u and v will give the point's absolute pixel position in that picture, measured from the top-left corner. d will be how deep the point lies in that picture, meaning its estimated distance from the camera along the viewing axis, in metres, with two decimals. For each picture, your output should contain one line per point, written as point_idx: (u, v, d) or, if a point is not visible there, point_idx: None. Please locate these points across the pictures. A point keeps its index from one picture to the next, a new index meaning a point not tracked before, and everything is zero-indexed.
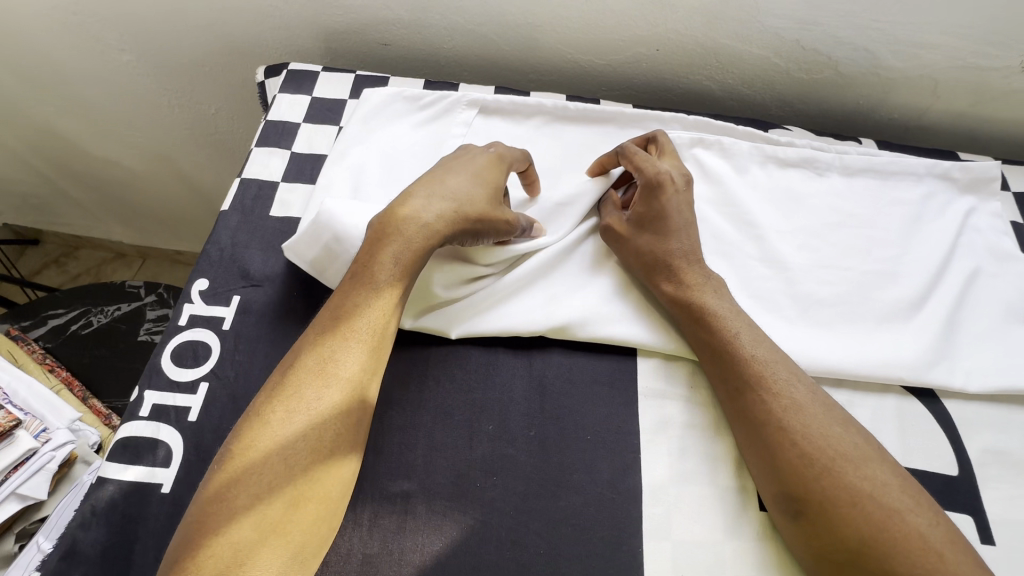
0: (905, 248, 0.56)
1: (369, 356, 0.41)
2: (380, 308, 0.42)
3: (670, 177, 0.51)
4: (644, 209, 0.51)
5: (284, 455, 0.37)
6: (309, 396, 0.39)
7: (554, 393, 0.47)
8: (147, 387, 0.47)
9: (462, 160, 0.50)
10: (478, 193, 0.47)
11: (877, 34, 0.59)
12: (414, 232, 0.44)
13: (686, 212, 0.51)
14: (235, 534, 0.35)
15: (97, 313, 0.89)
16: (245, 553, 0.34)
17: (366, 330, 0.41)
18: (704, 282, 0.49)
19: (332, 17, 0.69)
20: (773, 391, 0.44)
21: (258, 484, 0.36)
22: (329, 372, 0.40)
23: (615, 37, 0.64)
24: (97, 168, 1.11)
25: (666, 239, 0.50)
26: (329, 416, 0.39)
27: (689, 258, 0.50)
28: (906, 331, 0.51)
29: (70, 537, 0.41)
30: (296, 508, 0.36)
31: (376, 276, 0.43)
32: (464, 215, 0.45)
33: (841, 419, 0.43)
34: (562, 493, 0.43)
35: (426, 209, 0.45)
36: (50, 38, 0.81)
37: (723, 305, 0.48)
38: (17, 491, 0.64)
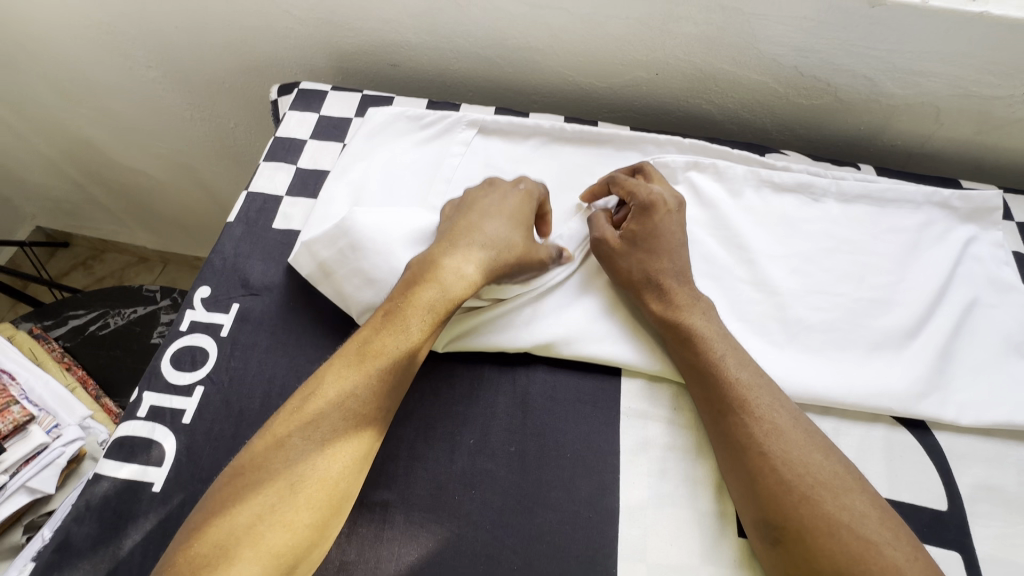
0: (901, 275, 0.55)
1: (388, 394, 0.42)
2: (404, 347, 0.43)
3: (662, 199, 0.52)
4: (637, 227, 0.51)
5: (292, 478, 0.38)
6: (325, 424, 0.40)
7: (537, 409, 0.48)
8: (146, 389, 0.49)
9: (500, 201, 0.52)
10: (518, 238, 0.50)
11: (876, 61, 0.59)
12: (452, 278, 0.46)
13: (677, 233, 0.52)
14: (225, 551, 0.36)
15: (114, 314, 0.93)
16: (229, 570, 0.35)
17: (389, 368, 0.43)
18: (693, 303, 0.49)
19: (343, 39, 0.72)
20: (756, 416, 0.43)
21: (259, 504, 0.37)
22: (348, 405, 0.41)
23: (614, 61, 0.66)
24: (123, 176, 1.17)
25: (657, 258, 0.51)
26: (342, 449, 0.40)
27: (680, 279, 0.50)
28: (899, 360, 0.51)
29: (65, 530, 0.43)
30: (290, 534, 0.37)
31: (408, 315, 0.44)
32: (504, 261, 0.49)
33: (825, 448, 0.43)
34: (538, 510, 0.44)
35: (469, 256, 0.47)
36: (83, 54, 0.86)
37: (709, 327, 0.48)
38: (27, 484, 0.67)
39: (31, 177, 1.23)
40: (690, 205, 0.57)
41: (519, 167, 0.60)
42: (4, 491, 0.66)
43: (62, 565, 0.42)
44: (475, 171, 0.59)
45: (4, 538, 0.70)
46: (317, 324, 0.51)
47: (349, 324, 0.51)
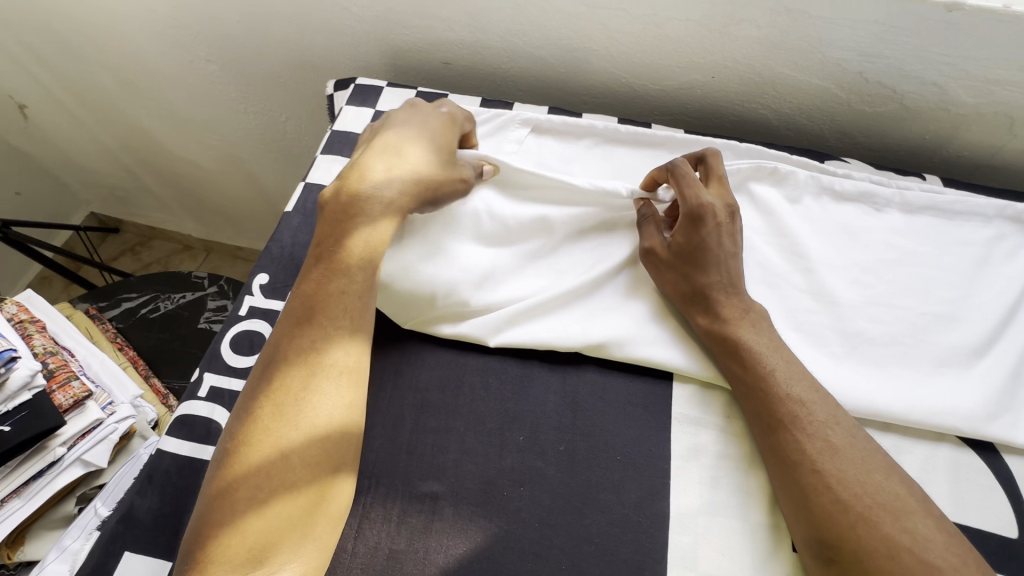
0: (969, 291, 0.53)
1: (348, 336, 0.43)
2: (353, 291, 0.44)
3: (712, 209, 0.49)
4: (683, 240, 0.50)
5: (276, 444, 0.39)
6: (291, 387, 0.41)
7: (587, 410, 0.48)
8: (207, 370, 0.50)
9: (418, 125, 0.51)
10: (435, 159, 0.49)
11: (947, 68, 0.57)
12: (377, 207, 0.46)
13: (727, 245, 0.50)
14: (241, 526, 0.37)
15: (164, 299, 0.97)
16: (252, 537, 0.37)
17: (341, 313, 0.43)
18: (744, 315, 0.48)
19: (399, 36, 0.73)
20: (809, 432, 0.42)
21: (256, 476, 0.38)
22: (311, 363, 0.42)
23: (670, 64, 0.65)
24: (175, 166, 1.21)
25: (704, 272, 0.49)
26: (315, 403, 0.40)
27: (730, 291, 0.49)
28: (966, 379, 0.49)
29: (127, 502, 0.45)
30: (307, 493, 0.39)
31: (344, 258, 0.45)
32: (421, 181, 0.48)
33: (882, 468, 0.41)
34: (587, 511, 0.43)
35: (390, 179, 0.47)
36: (147, 47, 0.89)
37: (762, 339, 0.47)
38: (82, 457, 0.71)
39: (90, 163, 1.29)
40: (747, 212, 0.56)
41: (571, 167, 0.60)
42: (62, 462, 0.69)
43: (126, 536, 0.43)
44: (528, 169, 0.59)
45: (59, 507, 0.73)
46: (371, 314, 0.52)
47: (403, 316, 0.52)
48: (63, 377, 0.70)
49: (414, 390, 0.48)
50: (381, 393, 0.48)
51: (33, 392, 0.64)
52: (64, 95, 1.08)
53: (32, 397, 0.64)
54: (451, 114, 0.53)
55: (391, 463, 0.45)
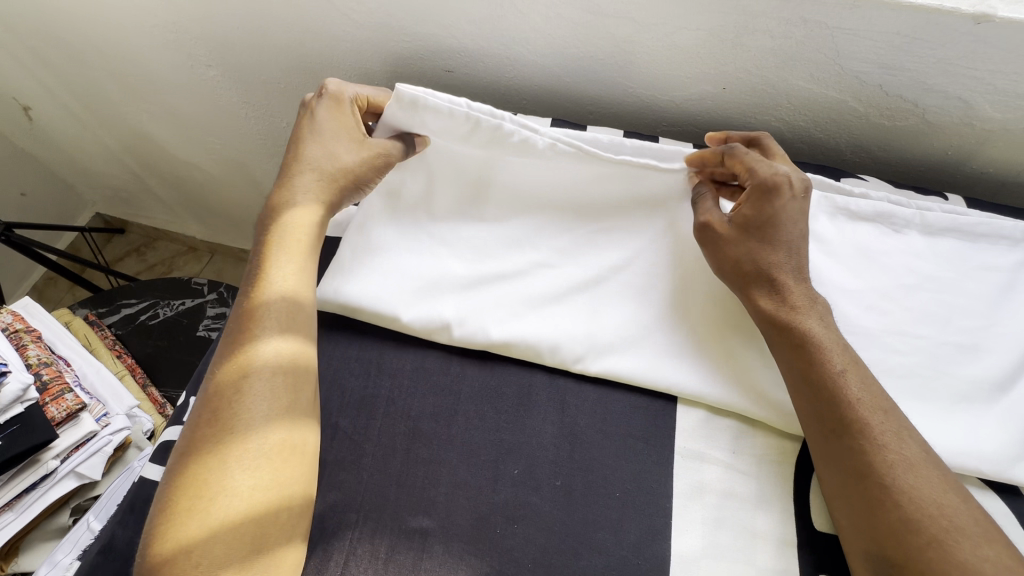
0: (994, 319, 0.50)
1: (289, 356, 0.43)
2: (291, 309, 0.45)
3: (787, 181, 0.47)
4: (752, 213, 0.48)
5: (223, 473, 0.39)
6: (236, 414, 0.40)
7: (585, 442, 0.46)
8: (195, 394, 0.48)
9: (312, 127, 0.52)
10: (341, 153, 0.51)
11: (974, 82, 0.54)
12: (298, 220, 0.49)
13: (799, 221, 0.48)
14: (188, 561, 0.36)
15: (164, 305, 0.96)
16: (201, 570, 0.36)
17: (280, 332, 0.44)
18: (812, 305, 0.46)
19: (399, 44, 0.71)
20: (882, 442, 0.40)
21: (203, 507, 0.38)
22: (254, 387, 0.41)
23: (680, 75, 0.62)
24: (178, 169, 1.20)
25: (773, 250, 0.47)
26: (262, 429, 0.40)
27: (801, 275, 0.47)
28: (988, 415, 0.46)
29: (109, 532, 0.43)
30: (256, 525, 0.38)
31: (276, 282, 0.46)
32: (334, 180, 0.51)
33: (957, 485, 0.39)
34: (583, 552, 0.41)
35: (303, 198, 0.50)
36: (147, 52, 0.88)
37: (828, 333, 0.44)
38: (75, 469, 0.70)
39: (94, 165, 1.29)
40: None
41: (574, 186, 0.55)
42: (56, 475, 0.69)
43: (102, 567, 0.42)
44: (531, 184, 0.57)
45: (53, 518, 0.74)
46: (361, 336, 0.51)
47: (397, 339, 0.50)
48: (56, 390, 0.69)
49: (405, 418, 0.46)
50: (370, 424, 0.46)
51: (25, 404, 0.64)
52: (66, 97, 1.07)
53: (24, 411, 0.64)
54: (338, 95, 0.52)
55: (380, 495, 0.43)
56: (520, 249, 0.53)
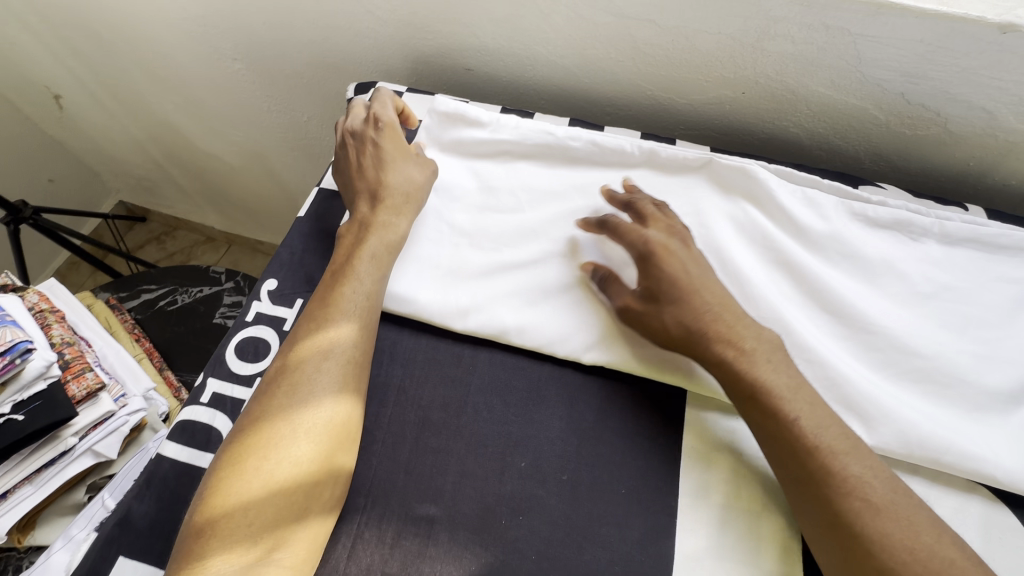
0: (1010, 331, 0.49)
1: (360, 342, 0.46)
2: (366, 300, 0.47)
3: (659, 242, 0.48)
4: (650, 283, 0.47)
5: (285, 439, 0.41)
6: (305, 386, 0.43)
7: (592, 438, 0.46)
8: (210, 375, 0.49)
9: (380, 155, 0.55)
10: (412, 169, 0.55)
11: (998, 93, 0.54)
12: (385, 227, 0.52)
13: (693, 268, 0.47)
14: (239, 517, 0.39)
15: (182, 292, 0.98)
16: (248, 530, 0.38)
17: (353, 319, 0.46)
18: (759, 345, 0.44)
19: (422, 41, 0.72)
20: (847, 490, 0.38)
21: (261, 469, 0.40)
22: (326, 363, 0.44)
23: (700, 78, 0.63)
24: (201, 160, 1.23)
25: (691, 304, 0.45)
26: (326, 404, 0.42)
27: (736, 318, 0.45)
28: (1003, 427, 0.45)
29: (124, 506, 0.44)
30: (303, 493, 0.40)
31: (359, 274, 0.49)
32: (414, 194, 0.54)
33: (928, 527, 0.37)
34: (587, 546, 0.42)
35: (398, 219, 0.53)
36: (175, 44, 0.90)
37: (780, 377, 0.42)
38: (93, 448, 0.72)
39: (120, 153, 1.32)
40: (782, 233, 0.54)
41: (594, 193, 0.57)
42: (74, 452, 0.71)
43: (119, 540, 0.43)
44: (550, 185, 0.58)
45: (70, 494, 0.76)
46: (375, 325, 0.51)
47: (411, 330, 0.51)
48: (78, 368, 0.71)
49: (416, 408, 0.47)
50: (382, 410, 0.47)
51: (47, 381, 0.66)
52: (95, 86, 1.10)
53: (46, 387, 0.66)
54: (387, 121, 0.58)
55: (389, 482, 0.44)
56: (534, 237, 0.55)
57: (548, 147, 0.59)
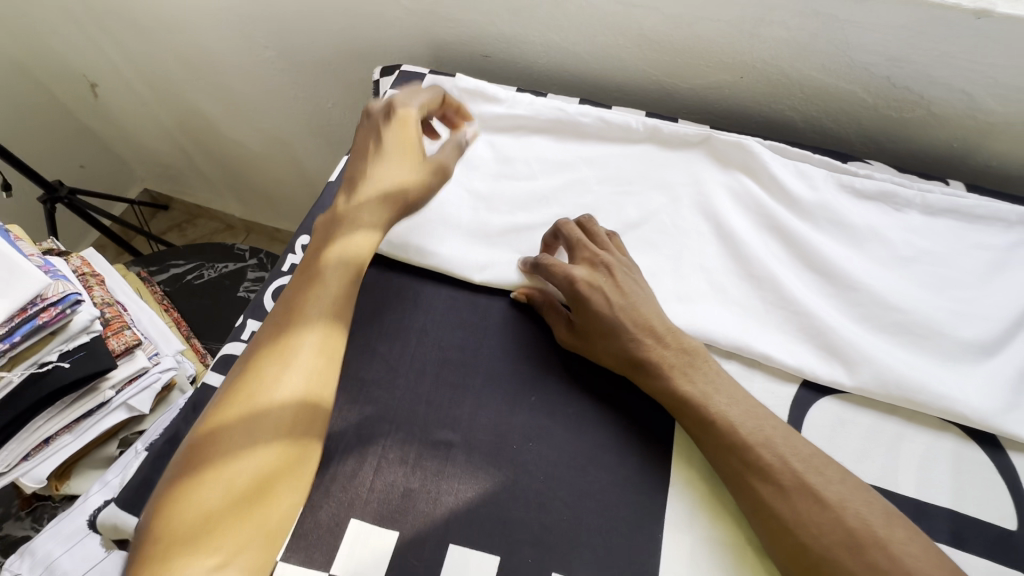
0: (984, 292, 0.53)
1: (333, 288, 0.46)
2: (347, 248, 0.47)
3: (583, 278, 0.50)
4: (584, 323, 0.49)
5: (257, 378, 0.42)
6: (281, 328, 0.44)
7: (595, 378, 0.50)
8: (250, 317, 0.55)
9: (377, 146, 0.52)
10: (406, 171, 0.51)
11: (976, 76, 0.58)
12: (373, 186, 0.50)
13: (616, 300, 0.49)
14: (210, 451, 0.39)
15: (209, 267, 1.04)
16: (215, 464, 0.39)
17: (330, 265, 0.46)
18: (676, 361, 0.47)
19: (443, 29, 0.78)
20: (771, 465, 0.42)
21: (234, 404, 0.41)
22: (301, 307, 0.44)
23: (701, 62, 0.68)
24: (226, 147, 1.29)
25: (620, 338, 0.48)
26: (296, 345, 0.43)
27: (657, 341, 0.48)
28: (976, 374, 0.49)
29: (174, 427, 0.49)
30: (267, 431, 0.40)
31: (344, 224, 0.48)
32: (395, 196, 0.50)
33: (835, 502, 0.40)
34: (590, 469, 0.46)
35: (370, 214, 0.49)
36: (211, 33, 0.96)
37: (698, 389, 0.46)
38: (127, 402, 0.77)
39: (148, 141, 1.38)
40: (775, 202, 0.59)
41: (601, 165, 0.62)
42: (110, 405, 0.76)
43: (170, 455, 0.48)
44: (561, 157, 0.63)
45: (102, 448, 0.81)
46: (400, 276, 0.56)
47: (432, 281, 0.56)
48: (118, 325, 0.77)
49: (437, 348, 0.52)
50: (405, 349, 0.52)
51: (90, 336, 0.70)
52: (131, 74, 1.16)
53: (90, 340, 0.70)
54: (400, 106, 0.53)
55: (412, 410, 0.49)
56: (546, 203, 0.60)
57: (560, 123, 0.64)
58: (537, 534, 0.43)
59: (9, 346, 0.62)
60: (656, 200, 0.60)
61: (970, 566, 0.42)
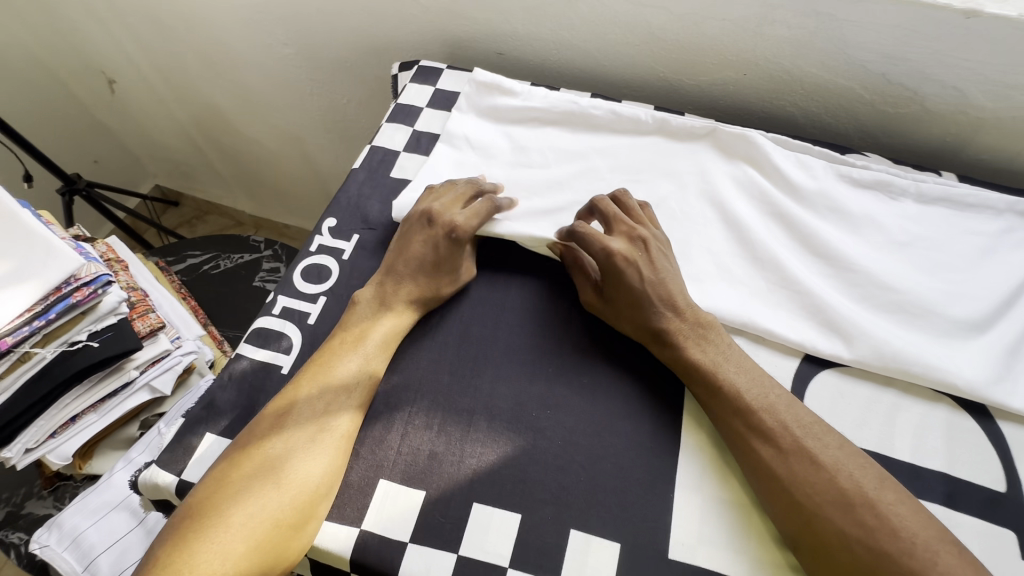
0: (974, 274, 0.57)
1: (393, 290, 0.54)
2: (405, 257, 0.55)
3: (619, 252, 0.52)
4: (614, 292, 0.52)
5: (327, 356, 0.51)
6: (354, 319, 0.53)
7: (609, 352, 0.53)
8: (280, 293, 0.57)
9: (402, 242, 0.57)
10: (414, 275, 0.54)
11: (967, 73, 0.62)
12: (415, 228, 0.57)
13: (648, 275, 0.52)
14: (283, 410, 0.48)
15: (225, 257, 1.06)
16: (285, 422, 0.47)
17: (393, 271, 0.55)
18: (685, 333, 0.50)
19: (459, 27, 0.81)
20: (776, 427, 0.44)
21: (307, 375, 0.50)
22: (370, 303, 0.54)
23: (707, 60, 0.71)
24: (240, 143, 1.32)
25: (647, 310, 0.51)
26: (359, 333, 0.52)
27: (678, 314, 0.51)
28: (968, 350, 0.52)
29: (210, 393, 0.52)
30: (324, 398, 0.48)
31: (407, 239, 0.56)
32: (404, 292, 0.54)
33: (827, 462, 0.43)
34: (605, 434, 0.49)
35: (382, 293, 0.54)
36: (232, 31, 1.00)
37: (708, 355, 0.49)
38: (150, 383, 0.80)
39: (163, 137, 1.41)
40: (778, 190, 0.62)
41: (613, 155, 0.65)
42: (133, 385, 0.78)
43: (207, 419, 0.51)
44: (574, 147, 0.66)
45: (124, 429, 0.83)
46: None
47: None
48: (142, 309, 0.79)
49: (459, 322, 0.55)
50: (428, 323, 0.55)
51: (118, 317, 0.72)
52: (150, 71, 1.20)
53: (117, 322, 0.72)
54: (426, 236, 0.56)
55: (436, 380, 0.51)
56: (560, 188, 0.63)
57: (573, 115, 0.67)
58: (557, 494, 0.46)
59: (45, 324, 0.64)
60: (665, 188, 0.63)
61: (961, 523, 0.45)
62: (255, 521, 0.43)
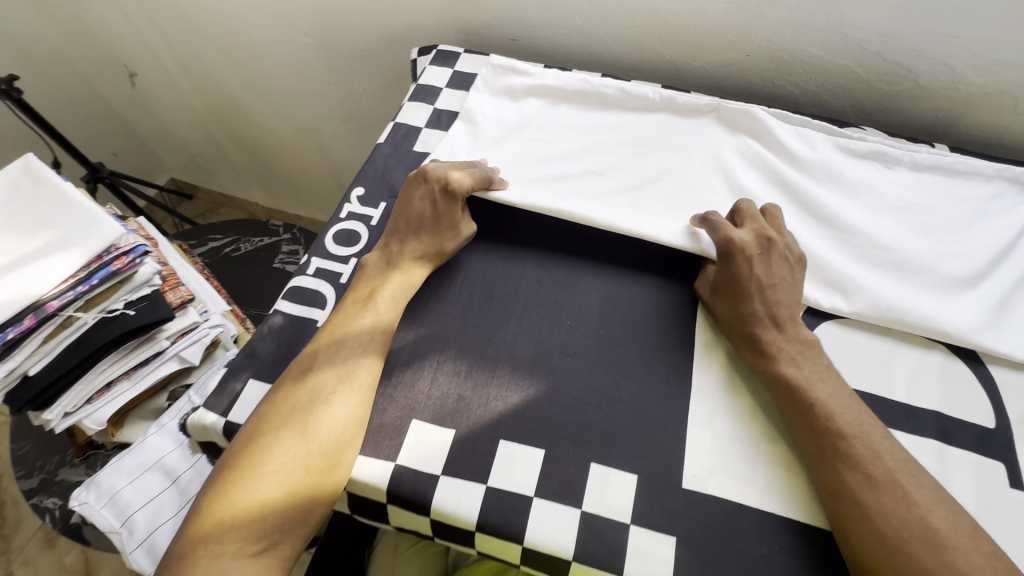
0: (965, 235, 0.60)
1: (400, 251, 0.58)
2: (406, 219, 0.59)
3: (743, 245, 0.54)
4: (721, 277, 0.55)
5: (344, 313, 0.54)
6: (364, 279, 0.57)
7: (624, 306, 0.57)
8: (313, 255, 0.61)
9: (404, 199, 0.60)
10: (417, 231, 0.58)
11: (956, 49, 0.66)
12: (415, 190, 0.60)
13: (762, 275, 0.53)
14: (307, 362, 0.52)
15: (245, 240, 1.10)
16: (309, 371, 0.51)
17: (398, 233, 0.59)
18: (793, 345, 0.51)
19: (474, 14, 0.85)
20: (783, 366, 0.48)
21: (327, 331, 0.54)
22: (378, 263, 0.57)
23: (711, 42, 0.75)
24: (257, 134, 1.36)
25: (747, 305, 0.52)
26: (371, 290, 0.55)
27: (777, 323, 0.52)
28: (961, 302, 0.56)
29: (252, 343, 0.56)
30: (343, 347, 0.52)
31: (408, 203, 0.60)
32: (411, 248, 0.58)
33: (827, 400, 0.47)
34: (622, 379, 0.52)
35: (391, 250, 0.58)
36: (254, 22, 1.04)
37: (801, 373, 0.49)
38: (180, 353, 0.83)
39: (181, 130, 1.46)
40: (779, 161, 0.66)
41: (623, 129, 0.69)
42: (164, 354, 0.81)
43: (249, 366, 0.54)
44: (586, 122, 0.70)
45: (153, 400, 0.87)
46: None
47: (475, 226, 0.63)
48: (174, 282, 0.83)
49: (481, 281, 0.58)
50: (454, 281, 0.58)
51: (151, 288, 0.75)
52: (172, 64, 1.24)
53: (151, 292, 0.76)
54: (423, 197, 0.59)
55: (460, 331, 0.55)
56: (574, 159, 0.66)
57: (585, 93, 0.71)
58: (578, 431, 0.50)
59: (87, 289, 0.68)
60: (673, 159, 0.66)
61: (954, 455, 0.49)
62: (288, 464, 0.46)
